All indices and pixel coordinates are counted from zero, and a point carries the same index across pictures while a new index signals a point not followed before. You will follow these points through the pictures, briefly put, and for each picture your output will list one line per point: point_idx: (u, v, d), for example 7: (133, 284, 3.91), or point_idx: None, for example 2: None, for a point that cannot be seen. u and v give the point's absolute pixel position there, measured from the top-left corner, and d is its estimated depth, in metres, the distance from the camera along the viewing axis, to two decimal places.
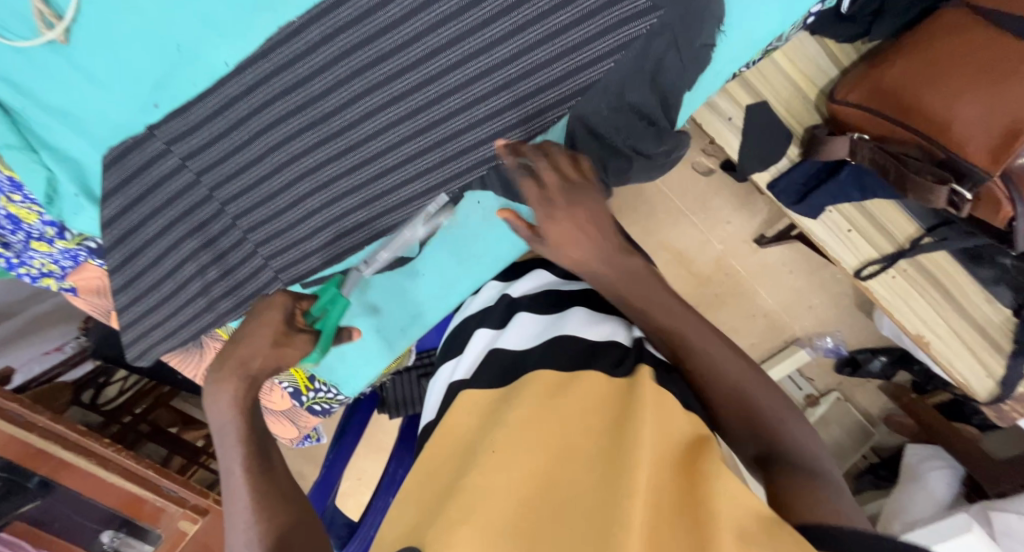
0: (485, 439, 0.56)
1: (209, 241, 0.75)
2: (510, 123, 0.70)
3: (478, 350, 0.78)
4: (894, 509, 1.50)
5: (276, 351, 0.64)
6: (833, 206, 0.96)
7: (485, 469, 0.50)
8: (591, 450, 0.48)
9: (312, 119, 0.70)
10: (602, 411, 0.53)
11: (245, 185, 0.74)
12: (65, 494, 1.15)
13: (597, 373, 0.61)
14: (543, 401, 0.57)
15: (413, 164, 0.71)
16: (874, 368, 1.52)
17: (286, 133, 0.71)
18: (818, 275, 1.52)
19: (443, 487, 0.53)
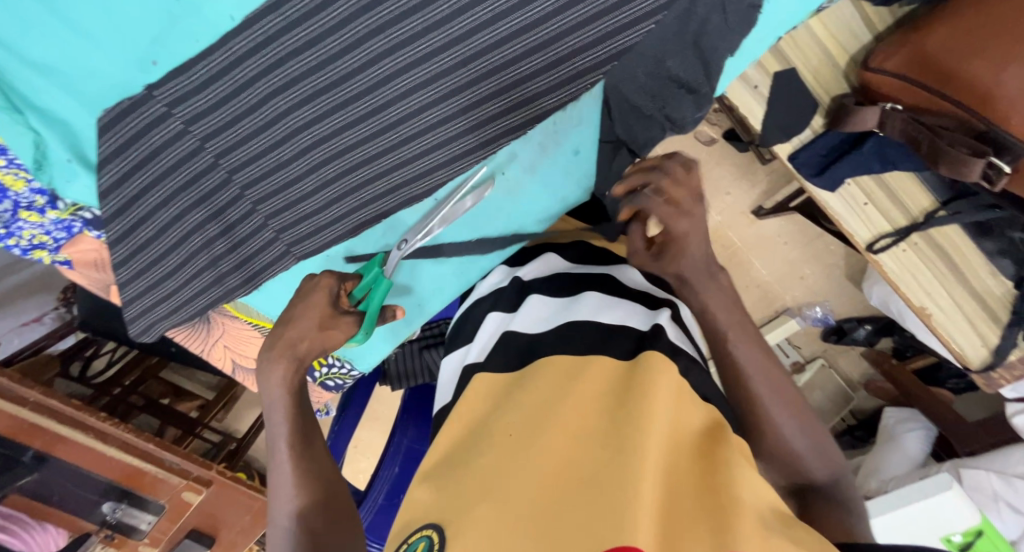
0: (493, 417, 0.54)
1: (215, 216, 0.60)
2: (554, 99, 0.62)
3: (482, 341, 0.66)
4: (871, 467, 1.58)
5: (323, 333, 0.61)
6: (852, 178, 0.95)
7: (501, 455, 0.48)
8: (603, 429, 0.45)
9: (342, 84, 0.54)
10: (611, 385, 0.50)
11: (251, 154, 0.57)
12: (61, 469, 1.14)
13: (607, 357, 0.54)
14: (548, 375, 0.54)
15: (456, 148, 0.61)
16: (858, 336, 1.61)
17: (309, 98, 0.54)
18: (812, 247, 1.55)
19: (454, 467, 0.52)
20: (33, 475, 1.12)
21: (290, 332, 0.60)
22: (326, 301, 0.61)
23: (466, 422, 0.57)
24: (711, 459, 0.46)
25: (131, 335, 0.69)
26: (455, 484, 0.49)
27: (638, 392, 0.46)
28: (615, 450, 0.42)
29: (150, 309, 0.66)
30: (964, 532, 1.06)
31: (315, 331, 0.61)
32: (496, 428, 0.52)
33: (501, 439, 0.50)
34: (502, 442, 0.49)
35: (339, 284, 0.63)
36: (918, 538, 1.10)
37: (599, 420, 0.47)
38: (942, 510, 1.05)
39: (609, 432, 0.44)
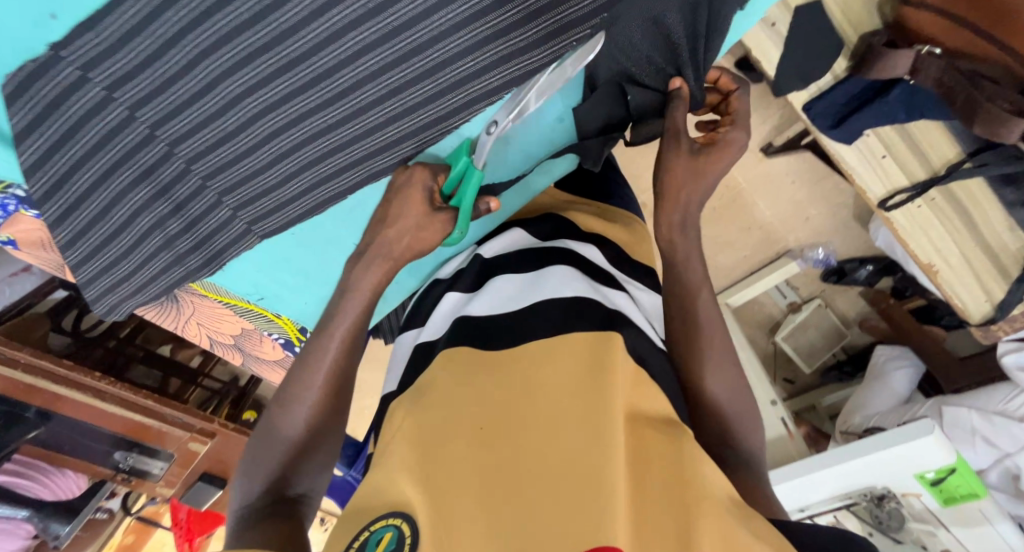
0: (451, 392, 0.47)
1: (163, 192, 0.54)
2: (545, 58, 0.49)
3: (435, 324, 0.58)
4: (855, 404, 1.60)
5: (418, 234, 0.52)
6: (873, 130, 0.93)
7: (465, 444, 0.41)
8: (576, 413, 0.41)
9: (275, 44, 0.43)
10: (583, 361, 0.45)
11: (189, 126, 0.49)
12: (62, 425, 1.15)
13: (579, 331, 0.48)
14: (512, 352, 0.48)
15: (421, 118, 0.51)
16: (859, 277, 1.58)
17: (239, 62, 0.44)
18: (820, 186, 1.48)
19: (408, 444, 0.45)
20: (38, 429, 1.14)
21: (379, 243, 0.53)
22: (423, 200, 0.52)
23: (420, 391, 0.50)
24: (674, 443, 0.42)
25: (95, 312, 0.64)
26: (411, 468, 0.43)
27: (607, 375, 0.43)
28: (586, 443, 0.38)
29: (112, 287, 0.62)
30: (937, 469, 1.10)
31: (412, 230, 0.52)
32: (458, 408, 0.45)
33: (467, 429, 0.42)
34: (466, 429, 0.43)
35: (434, 180, 0.53)
36: (892, 475, 1.14)
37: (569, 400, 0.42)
38: (919, 452, 1.06)
39: (579, 418, 0.40)
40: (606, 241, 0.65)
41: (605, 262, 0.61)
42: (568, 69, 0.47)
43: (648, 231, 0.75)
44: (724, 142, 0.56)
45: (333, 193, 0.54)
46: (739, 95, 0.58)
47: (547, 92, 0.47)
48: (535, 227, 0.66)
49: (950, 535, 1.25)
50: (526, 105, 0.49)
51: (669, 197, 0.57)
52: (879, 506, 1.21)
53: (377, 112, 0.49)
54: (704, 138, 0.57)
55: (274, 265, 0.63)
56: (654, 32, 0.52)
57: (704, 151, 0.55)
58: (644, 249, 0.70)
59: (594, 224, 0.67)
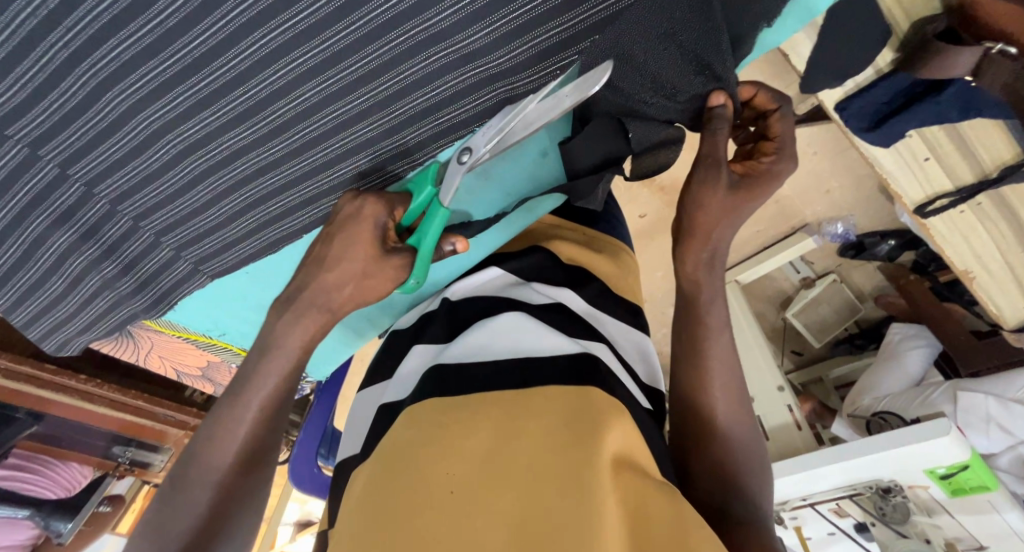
0: (415, 450, 0.39)
1: (90, 234, 0.47)
2: (525, 86, 0.44)
3: (404, 383, 0.51)
4: (866, 385, 1.57)
5: (363, 283, 0.43)
6: (915, 132, 0.89)
7: (431, 514, 0.34)
8: (559, 470, 0.35)
9: (195, 70, 0.37)
10: (562, 412, 0.40)
11: (108, 162, 0.43)
12: (56, 425, 1.10)
13: (555, 387, 0.43)
14: (487, 399, 0.42)
15: (376, 153, 0.45)
16: (879, 252, 1.49)
17: (157, 91, 0.38)
18: (844, 157, 1.32)
19: (361, 514, 0.37)
20: (35, 428, 1.10)
21: (315, 286, 0.43)
22: (372, 239, 0.43)
23: (380, 453, 0.42)
24: (674, 501, 0.37)
25: (44, 348, 0.59)
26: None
27: (591, 428, 0.38)
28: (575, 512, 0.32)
29: (55, 328, 0.56)
30: (949, 465, 1.07)
31: (356, 278, 0.43)
32: (425, 469, 0.37)
33: (436, 495, 0.35)
34: (435, 495, 0.35)
35: (389, 213, 0.44)
36: (901, 469, 1.10)
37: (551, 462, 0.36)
38: (933, 450, 1.02)
39: (563, 480, 0.35)
40: (587, 278, 0.61)
41: (584, 306, 0.56)
42: (564, 97, 0.37)
43: (634, 262, 0.72)
44: (765, 174, 0.53)
45: (284, 233, 0.48)
46: (781, 115, 0.53)
47: (539, 122, 0.38)
48: (517, 265, 0.61)
49: (950, 518, 1.24)
50: (510, 134, 0.40)
51: (700, 234, 0.54)
52: (884, 498, 1.15)
53: (327, 144, 0.43)
54: (742, 168, 0.54)
55: (226, 300, 0.57)
56: (674, 52, 0.43)
57: (743, 185, 0.51)
58: (628, 283, 0.67)
59: (577, 258, 0.64)
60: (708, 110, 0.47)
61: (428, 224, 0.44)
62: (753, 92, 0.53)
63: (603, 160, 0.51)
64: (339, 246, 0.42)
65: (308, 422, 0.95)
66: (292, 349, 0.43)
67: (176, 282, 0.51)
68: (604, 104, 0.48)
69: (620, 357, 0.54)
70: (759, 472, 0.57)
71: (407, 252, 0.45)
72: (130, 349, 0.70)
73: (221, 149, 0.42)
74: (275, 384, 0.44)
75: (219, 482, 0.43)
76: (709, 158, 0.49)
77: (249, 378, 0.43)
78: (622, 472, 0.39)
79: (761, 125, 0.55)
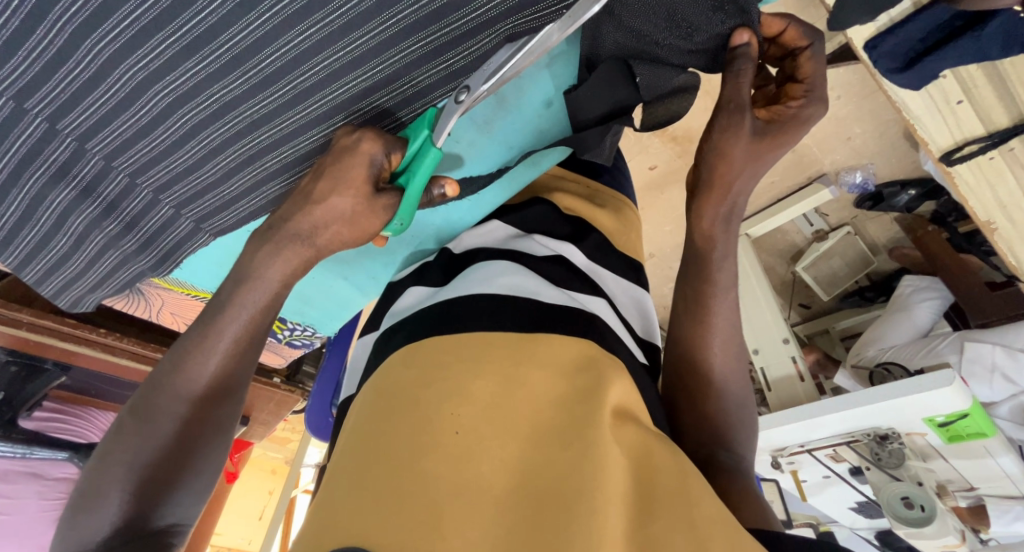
0: (420, 393, 0.40)
1: (88, 191, 0.46)
2: (525, 27, 0.42)
3: (396, 318, 0.52)
4: (873, 336, 1.58)
5: (355, 222, 0.42)
6: (951, 71, 0.84)
7: (439, 454, 0.35)
8: (563, 424, 0.37)
9: (176, 14, 0.35)
10: (563, 368, 0.41)
11: (95, 117, 0.41)
12: (83, 373, 1.14)
13: (555, 338, 0.43)
14: (492, 343, 0.42)
15: (382, 101, 0.44)
16: (898, 203, 1.44)
17: (138, 37, 0.36)
18: (869, 102, 1.24)
19: (361, 453, 0.38)
20: (63, 376, 1.14)
21: (299, 219, 0.41)
22: (364, 179, 0.40)
23: (379, 396, 0.42)
24: (669, 451, 0.40)
25: (58, 305, 0.60)
26: (363, 492, 0.34)
27: (591, 383, 0.40)
28: (578, 461, 0.34)
29: (66, 284, 0.56)
30: (948, 414, 1.07)
31: (348, 216, 0.41)
32: (428, 411, 0.38)
33: (440, 433, 0.36)
34: (438, 436, 0.36)
35: (385, 152, 0.41)
36: (902, 417, 1.11)
37: (552, 414, 0.38)
38: (933, 399, 1.03)
39: (566, 433, 0.36)
40: (589, 229, 0.60)
41: (584, 261, 0.55)
42: (558, 29, 0.36)
43: (635, 218, 0.69)
44: (791, 120, 0.50)
45: (284, 188, 0.48)
46: (811, 54, 0.49)
47: (538, 51, 0.37)
48: (522, 217, 0.59)
49: (944, 463, 1.27)
50: (507, 68, 0.38)
51: (720, 187, 0.53)
52: (880, 445, 1.17)
53: (320, 94, 0.42)
54: (766, 114, 0.51)
55: (230, 256, 0.56)
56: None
57: (767, 132, 0.50)
58: (629, 239, 0.65)
59: (577, 211, 0.62)
60: (732, 48, 0.44)
61: (418, 166, 0.42)
62: (782, 27, 0.48)
63: (611, 110, 0.48)
64: (327, 184, 0.41)
65: (322, 373, 0.95)
66: (271, 283, 0.41)
67: (178, 240, 0.51)
68: (610, 47, 0.45)
69: (620, 314, 0.54)
70: (746, 424, 0.59)
71: (394, 193, 0.43)
72: (142, 304, 0.70)
73: (212, 101, 0.41)
74: (251, 316, 0.41)
75: (197, 418, 0.40)
76: (732, 104, 0.47)
77: (224, 308, 0.40)
78: (624, 423, 0.40)
79: (788, 66, 0.52)
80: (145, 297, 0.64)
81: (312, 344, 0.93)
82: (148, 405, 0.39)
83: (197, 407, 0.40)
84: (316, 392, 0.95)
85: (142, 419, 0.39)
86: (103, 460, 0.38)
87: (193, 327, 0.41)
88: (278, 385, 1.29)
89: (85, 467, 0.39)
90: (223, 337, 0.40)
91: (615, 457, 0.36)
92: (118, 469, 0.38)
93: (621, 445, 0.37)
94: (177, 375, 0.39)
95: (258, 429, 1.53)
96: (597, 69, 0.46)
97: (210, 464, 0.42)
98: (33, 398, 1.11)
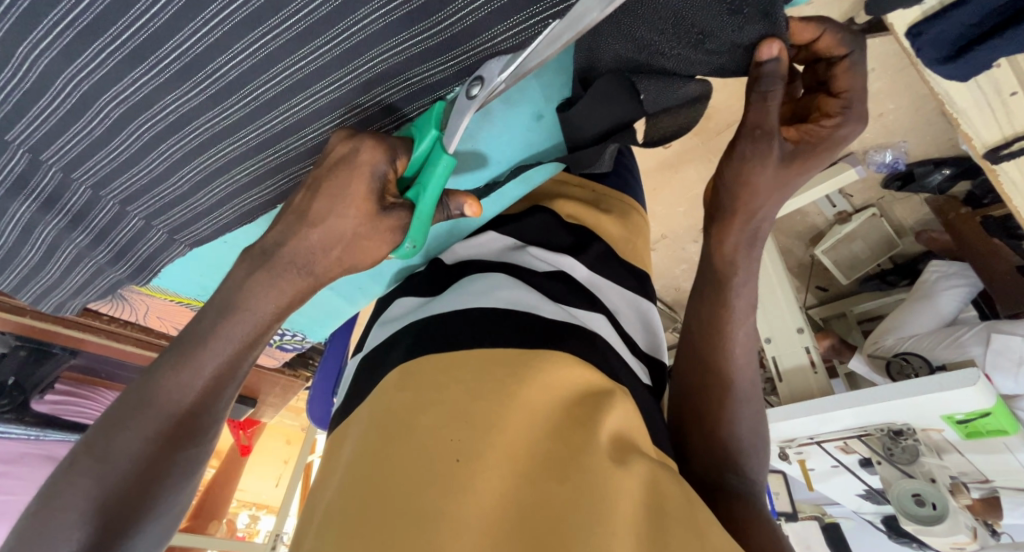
0: (420, 415, 0.34)
1: (50, 204, 0.45)
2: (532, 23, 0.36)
3: (384, 331, 0.49)
4: (892, 325, 1.54)
5: (356, 245, 0.38)
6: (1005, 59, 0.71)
7: (436, 483, 0.30)
8: (563, 455, 0.33)
9: (109, 22, 0.33)
10: (565, 397, 0.37)
11: (47, 127, 0.40)
12: (92, 356, 1.14)
13: (564, 356, 0.39)
14: (493, 360, 0.37)
15: (376, 102, 0.40)
16: (931, 182, 1.36)
17: (74, 45, 0.34)
18: (907, 75, 1.13)
19: (346, 485, 0.33)
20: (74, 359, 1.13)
21: (295, 244, 0.38)
22: (367, 196, 0.37)
23: (372, 413, 0.37)
24: (673, 477, 0.36)
25: (42, 309, 0.59)
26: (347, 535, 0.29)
27: (593, 412, 0.36)
28: (583, 499, 0.30)
29: (48, 290, 0.55)
30: (968, 412, 1.03)
31: (348, 239, 0.38)
32: (422, 436, 0.33)
33: (440, 460, 0.31)
34: (433, 464, 0.31)
35: (389, 161, 0.37)
36: (918, 414, 1.07)
37: (556, 445, 0.34)
38: (954, 398, 0.98)
39: (567, 466, 0.32)
40: (591, 238, 0.56)
41: (585, 274, 0.51)
42: (597, 4, 0.28)
43: (643, 223, 0.65)
44: (822, 142, 0.46)
45: (268, 196, 0.46)
46: (851, 64, 0.44)
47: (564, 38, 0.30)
48: (519, 227, 0.55)
49: (960, 458, 1.23)
50: (528, 55, 0.33)
51: (742, 214, 0.50)
52: (893, 440, 1.13)
53: (276, 112, 0.40)
54: (795, 134, 0.47)
55: (213, 268, 0.55)
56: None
57: (796, 156, 0.46)
58: (636, 247, 0.61)
59: (581, 219, 0.57)
60: (755, 64, 0.39)
61: (427, 178, 0.38)
62: (816, 33, 0.43)
63: (612, 126, 0.43)
64: (325, 203, 0.37)
65: (321, 364, 0.91)
66: (261, 316, 0.38)
67: (148, 249, 0.50)
68: (610, 59, 0.40)
69: (621, 329, 0.50)
70: (757, 444, 0.56)
71: (404, 210, 0.39)
72: (129, 307, 0.72)
73: (161, 114, 0.39)
74: (239, 349, 0.38)
75: (158, 460, 0.36)
76: (758, 130, 0.43)
77: (204, 341, 0.37)
78: (628, 453, 0.35)
79: (821, 71, 0.47)
80: (128, 299, 0.65)
81: (301, 345, 0.90)
82: (105, 443, 0.35)
83: (161, 444, 0.36)
84: (318, 381, 0.90)
85: (97, 459, 0.34)
86: (48, 503, 0.34)
87: (165, 355, 0.37)
88: (282, 370, 1.29)
89: (32, 501, 0.35)
90: (200, 370, 0.36)
91: (623, 487, 0.32)
92: (67, 514, 0.33)
93: (628, 473, 0.33)
94: (154, 393, 0.36)
95: (265, 410, 1.54)
96: (594, 83, 0.40)
97: (173, 503, 0.39)
98: (46, 381, 1.12)
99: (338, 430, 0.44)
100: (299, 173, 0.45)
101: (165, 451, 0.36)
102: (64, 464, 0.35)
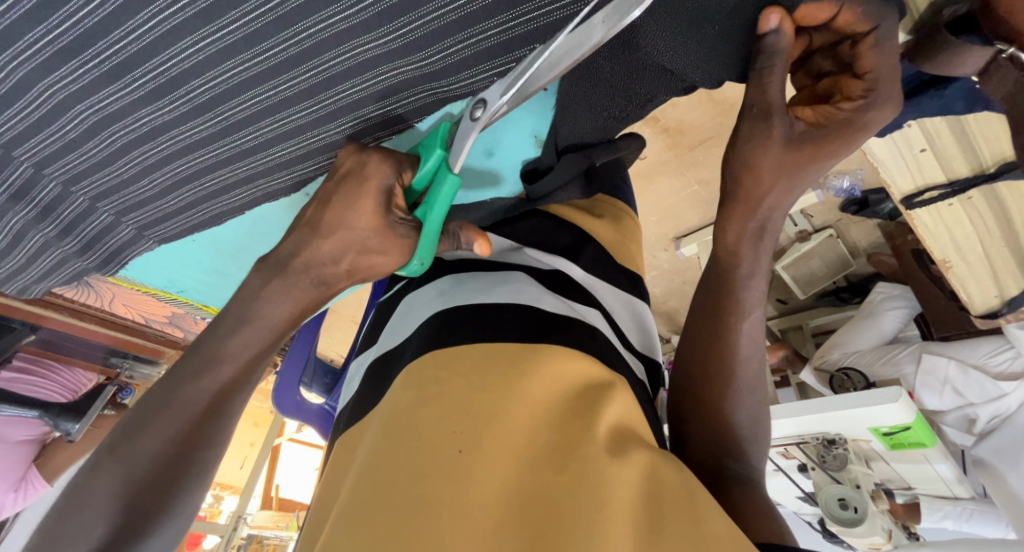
0: (419, 409, 0.35)
1: (19, 196, 0.47)
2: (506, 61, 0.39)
3: (393, 334, 0.49)
4: (839, 340, 1.61)
5: (365, 257, 0.43)
6: (914, 122, 0.72)
7: (435, 473, 0.30)
8: (557, 446, 0.32)
9: (91, 43, 0.36)
10: (564, 393, 0.37)
11: (22, 127, 0.42)
12: (53, 333, 1.13)
13: (561, 350, 0.39)
14: (494, 356, 0.38)
15: (348, 125, 0.44)
16: (882, 210, 1.39)
17: (52, 60, 0.37)
18: None
19: (354, 475, 0.33)
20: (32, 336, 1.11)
21: (309, 254, 0.42)
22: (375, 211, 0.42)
23: (385, 410, 0.37)
24: (678, 467, 0.34)
25: (5, 291, 0.60)
26: (347, 518, 0.30)
27: (592, 406, 0.36)
28: (575, 487, 0.29)
29: (12, 273, 0.56)
30: (892, 425, 1.12)
31: (356, 250, 0.42)
32: (422, 429, 0.33)
33: (439, 447, 0.31)
34: (435, 455, 0.31)
35: (397, 176, 0.42)
36: (849, 425, 1.15)
37: (551, 437, 0.33)
38: (878, 413, 1.07)
39: (562, 456, 0.32)
40: (586, 239, 0.57)
41: (581, 274, 0.52)
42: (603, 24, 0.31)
43: (636, 228, 0.66)
44: (841, 127, 0.40)
45: (239, 202, 0.49)
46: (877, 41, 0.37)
47: (565, 62, 0.34)
48: (515, 230, 0.56)
49: (886, 465, 1.33)
50: (528, 78, 0.36)
51: None
52: (826, 448, 1.21)
53: (247, 130, 0.43)
54: (809, 114, 0.41)
55: (189, 262, 0.58)
56: (639, 59, 0.41)
57: (807, 140, 0.40)
58: (628, 250, 0.61)
59: (574, 219, 0.58)
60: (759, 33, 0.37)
61: (434, 198, 0.42)
62: (833, 11, 0.37)
63: (569, 178, 0.50)
64: (337, 217, 0.42)
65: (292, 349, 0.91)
66: (279, 319, 0.42)
67: (123, 240, 0.53)
68: (567, 132, 0.47)
69: (614, 325, 0.51)
70: (751, 433, 0.52)
71: (414, 226, 0.43)
72: (95, 293, 0.74)
73: (144, 114, 0.41)
74: (252, 349, 0.42)
75: (177, 456, 0.41)
76: (755, 109, 0.40)
77: (224, 345, 0.41)
78: (629, 444, 0.34)
79: (844, 53, 0.40)
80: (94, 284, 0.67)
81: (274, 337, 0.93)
82: (129, 446, 0.40)
83: (177, 445, 0.41)
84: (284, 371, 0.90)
85: (120, 459, 0.40)
86: (74, 503, 0.39)
87: (190, 358, 0.42)
88: None
89: (58, 497, 0.40)
90: (223, 370, 0.41)
91: (619, 474, 0.30)
92: (94, 513, 0.38)
93: (624, 465, 0.31)
94: (172, 394, 0.41)
95: None
96: (562, 157, 0.48)
97: (184, 499, 0.44)
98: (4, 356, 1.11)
99: (344, 437, 0.43)
100: (271, 184, 0.48)
101: (180, 451, 0.41)
102: (86, 469, 0.40)
